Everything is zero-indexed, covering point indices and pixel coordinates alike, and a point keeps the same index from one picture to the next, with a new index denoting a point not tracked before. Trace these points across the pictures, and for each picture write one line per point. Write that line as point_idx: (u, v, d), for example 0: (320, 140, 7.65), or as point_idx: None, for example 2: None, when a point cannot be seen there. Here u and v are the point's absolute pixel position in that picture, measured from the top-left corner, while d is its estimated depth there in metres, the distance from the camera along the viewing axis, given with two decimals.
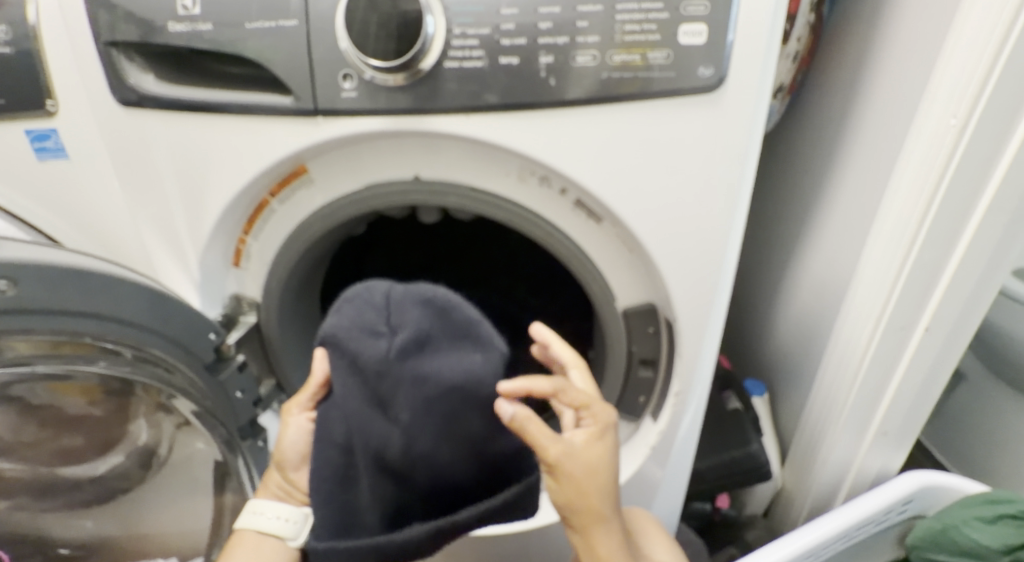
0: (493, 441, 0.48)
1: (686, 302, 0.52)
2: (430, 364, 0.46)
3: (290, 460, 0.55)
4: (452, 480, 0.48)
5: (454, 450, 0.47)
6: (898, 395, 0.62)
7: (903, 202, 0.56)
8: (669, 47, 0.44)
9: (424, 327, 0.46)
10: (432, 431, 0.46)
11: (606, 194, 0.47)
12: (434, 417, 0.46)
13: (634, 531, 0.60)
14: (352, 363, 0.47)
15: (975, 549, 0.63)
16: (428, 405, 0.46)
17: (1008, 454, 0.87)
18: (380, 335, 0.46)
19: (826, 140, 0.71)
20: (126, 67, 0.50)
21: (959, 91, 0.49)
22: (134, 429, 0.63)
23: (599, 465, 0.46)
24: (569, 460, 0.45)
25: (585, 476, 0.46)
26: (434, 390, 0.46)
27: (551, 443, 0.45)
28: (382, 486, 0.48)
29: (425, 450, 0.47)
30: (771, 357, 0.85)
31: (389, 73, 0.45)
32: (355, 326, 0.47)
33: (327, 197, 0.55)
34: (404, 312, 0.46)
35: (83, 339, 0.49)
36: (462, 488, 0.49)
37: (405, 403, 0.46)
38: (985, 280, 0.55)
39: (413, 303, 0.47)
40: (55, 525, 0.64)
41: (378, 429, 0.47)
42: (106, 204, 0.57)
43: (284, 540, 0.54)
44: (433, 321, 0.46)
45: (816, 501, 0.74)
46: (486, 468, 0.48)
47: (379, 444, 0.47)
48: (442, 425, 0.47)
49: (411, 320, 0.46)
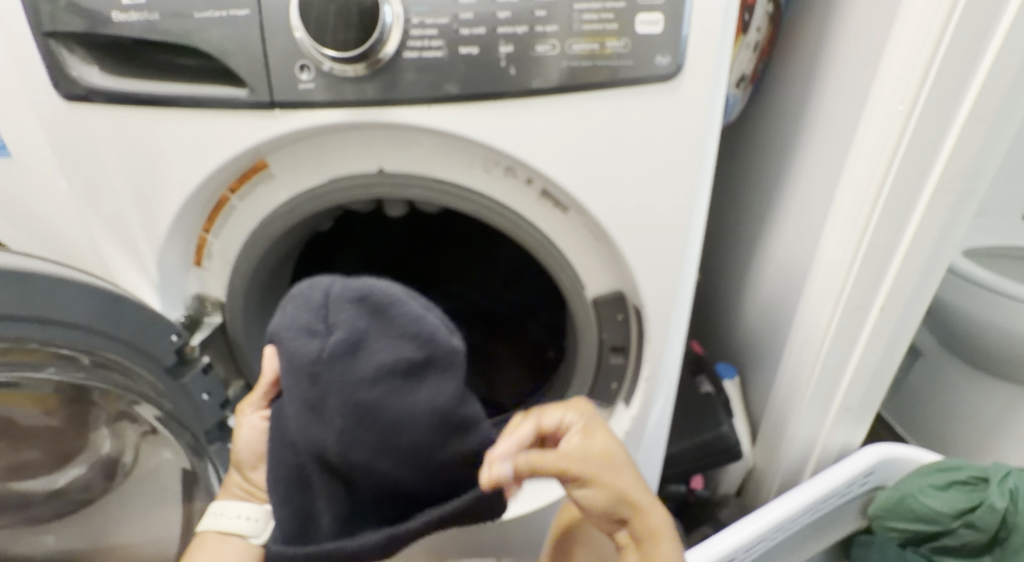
0: (443, 449, 0.45)
1: (655, 289, 0.52)
2: (364, 366, 0.43)
3: (247, 460, 0.54)
4: (399, 484, 0.46)
5: (395, 458, 0.44)
6: (857, 372, 0.64)
7: (857, 186, 0.57)
8: (627, 36, 0.44)
9: (358, 327, 0.43)
10: (369, 440, 0.43)
11: (572, 183, 0.47)
12: (368, 425, 0.43)
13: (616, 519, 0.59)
14: (288, 364, 0.44)
15: (931, 515, 0.66)
16: (359, 411, 0.43)
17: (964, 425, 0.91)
18: (314, 335, 0.44)
19: (786, 124, 0.72)
20: (67, 59, 0.48)
21: (905, 77, 0.50)
22: (95, 439, 0.61)
23: (608, 456, 0.45)
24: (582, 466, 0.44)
25: (605, 471, 0.45)
26: (367, 395, 0.43)
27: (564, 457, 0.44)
28: (332, 488, 0.46)
29: (363, 457, 0.44)
30: (740, 340, 0.86)
31: (347, 63, 0.44)
32: (294, 325, 0.44)
33: (292, 193, 0.54)
34: (340, 310, 0.44)
35: (32, 345, 0.47)
36: (414, 492, 0.47)
37: (337, 409, 0.43)
38: (936, 257, 0.56)
39: (348, 300, 0.44)
40: (15, 544, 0.61)
41: (317, 433, 0.44)
42: (57, 206, 0.55)
43: (246, 538, 0.53)
44: (370, 321, 0.44)
45: (784, 479, 0.76)
46: (438, 472, 0.46)
47: (319, 449, 0.44)
48: (380, 434, 0.43)
49: (345, 320, 0.43)
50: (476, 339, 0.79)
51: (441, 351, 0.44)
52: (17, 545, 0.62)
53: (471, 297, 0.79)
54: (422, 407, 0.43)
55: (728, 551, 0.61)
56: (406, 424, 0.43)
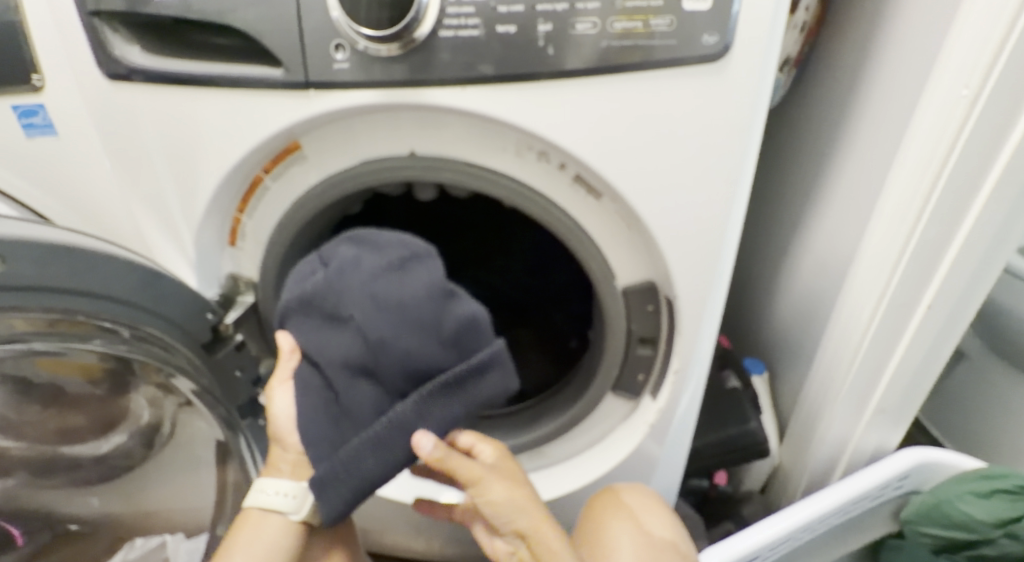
0: (446, 318, 0.47)
1: (688, 279, 0.51)
2: (361, 272, 0.47)
3: (285, 431, 0.55)
4: (416, 362, 0.46)
5: (407, 335, 0.46)
6: (897, 373, 0.62)
7: (909, 177, 0.55)
8: (672, 14, 0.43)
9: (350, 250, 0.49)
10: (383, 324, 0.46)
11: (607, 170, 0.46)
12: (378, 310, 0.46)
13: (632, 509, 0.63)
14: (299, 306, 0.49)
15: (971, 524, 0.63)
16: (368, 302, 0.47)
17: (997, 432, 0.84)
18: (316, 271, 0.49)
19: (831, 112, 0.69)
20: (111, 38, 0.48)
21: (972, 60, 0.48)
22: (135, 408, 0.62)
23: (509, 469, 0.49)
24: (486, 481, 0.48)
25: (508, 490, 0.48)
26: (370, 287, 0.47)
27: (462, 473, 0.47)
28: (363, 392, 0.48)
29: (379, 343, 0.46)
30: (771, 335, 0.84)
31: (381, 43, 0.44)
32: (297, 278, 0.50)
33: (324, 173, 0.54)
34: (334, 248, 0.50)
35: (78, 318, 0.48)
36: (432, 372, 0.47)
37: (350, 312, 0.47)
38: (991, 255, 0.54)
39: (339, 242, 0.50)
40: (62, 504, 0.63)
41: (338, 346, 0.48)
42: (99, 182, 0.56)
43: (286, 514, 0.54)
44: (360, 245, 0.49)
45: (813, 478, 0.74)
46: (449, 344, 0.47)
47: (343, 359, 0.48)
48: (389, 321, 0.46)
49: (340, 249, 0.49)
50: (500, 327, 0.79)
51: (425, 249, 0.49)
52: (66, 505, 0.63)
53: (496, 284, 0.79)
54: (419, 283, 0.47)
55: (752, 550, 0.61)
56: (409, 301, 0.46)
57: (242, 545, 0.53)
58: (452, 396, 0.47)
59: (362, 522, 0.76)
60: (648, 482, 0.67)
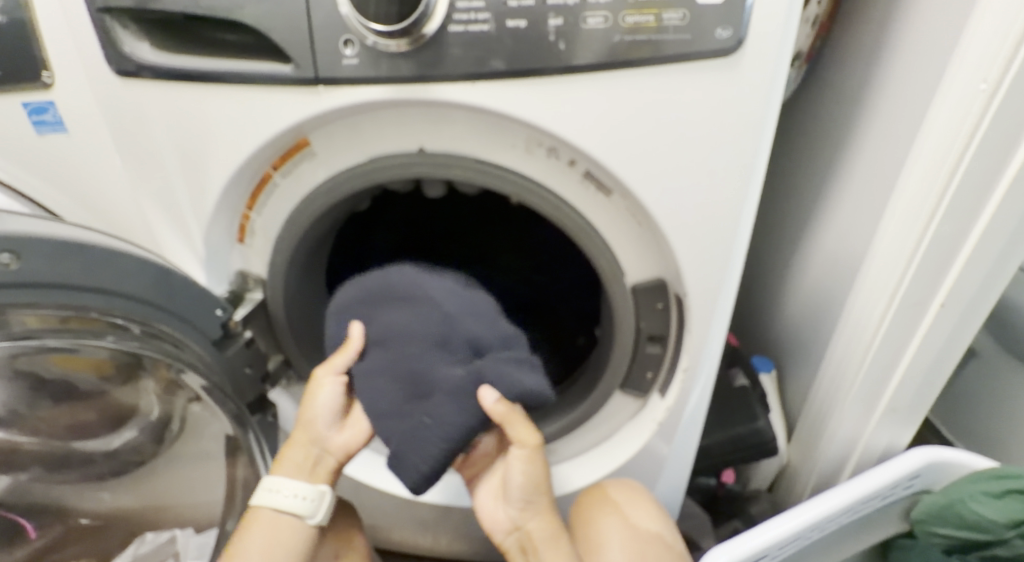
0: (502, 319, 0.56)
1: (698, 277, 0.51)
2: (433, 276, 0.57)
3: (323, 422, 0.58)
4: (480, 338, 0.54)
5: (475, 318, 0.55)
6: (909, 371, 0.61)
7: (924, 174, 0.54)
8: (684, 8, 0.42)
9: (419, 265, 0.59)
10: (456, 307, 0.55)
11: (618, 166, 0.46)
12: (452, 298, 0.55)
13: (618, 503, 0.65)
14: (373, 298, 0.56)
15: (982, 524, 0.63)
16: (443, 291, 0.56)
17: (1008, 431, 0.83)
18: (389, 273, 0.58)
19: (844, 108, 0.69)
20: (121, 34, 0.48)
21: (990, 54, 0.47)
22: (145, 403, 0.62)
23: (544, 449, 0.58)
24: (537, 451, 0.56)
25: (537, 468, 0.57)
26: (444, 284, 0.56)
27: (524, 436, 0.55)
28: (432, 358, 0.53)
29: (452, 318, 0.54)
30: (780, 333, 0.84)
31: (390, 38, 0.44)
32: (368, 279, 0.58)
33: (334, 170, 0.54)
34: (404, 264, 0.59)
35: (92, 314, 0.48)
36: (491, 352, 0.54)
37: (425, 294, 0.55)
38: (1006, 253, 0.54)
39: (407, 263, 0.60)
40: (74, 499, 0.63)
41: (411, 321, 0.54)
42: (108, 179, 0.56)
43: (301, 517, 0.58)
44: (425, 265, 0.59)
45: (822, 477, 0.74)
46: (504, 338, 0.55)
47: (415, 330, 0.54)
48: (462, 307, 0.55)
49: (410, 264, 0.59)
50: None
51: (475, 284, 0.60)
52: (77, 500, 0.64)
53: None
54: (481, 294, 0.58)
55: (761, 549, 0.60)
56: (475, 301, 0.56)
57: (256, 543, 0.57)
58: (515, 363, 0.54)
59: (369, 518, 0.77)
60: (656, 479, 0.66)
